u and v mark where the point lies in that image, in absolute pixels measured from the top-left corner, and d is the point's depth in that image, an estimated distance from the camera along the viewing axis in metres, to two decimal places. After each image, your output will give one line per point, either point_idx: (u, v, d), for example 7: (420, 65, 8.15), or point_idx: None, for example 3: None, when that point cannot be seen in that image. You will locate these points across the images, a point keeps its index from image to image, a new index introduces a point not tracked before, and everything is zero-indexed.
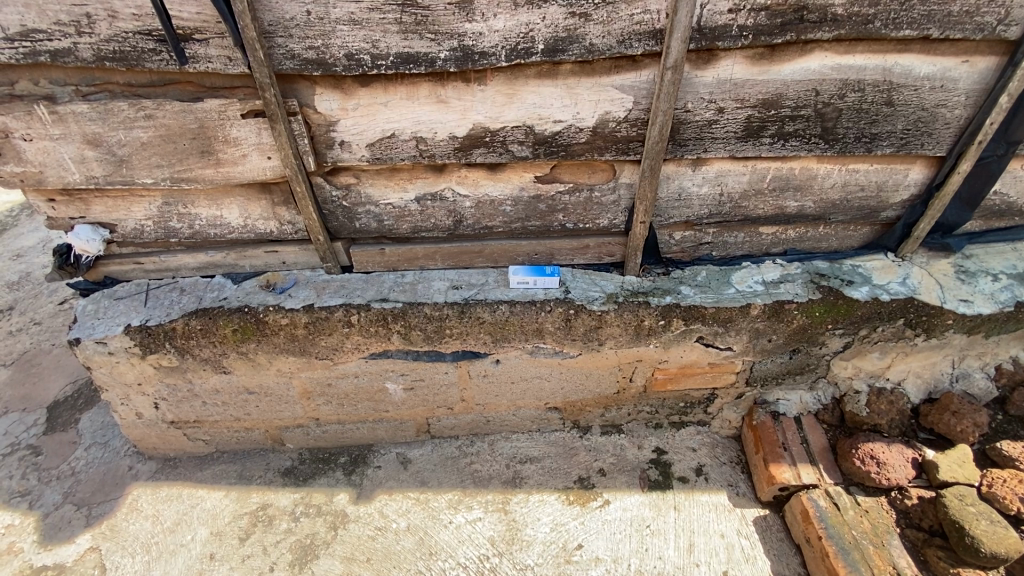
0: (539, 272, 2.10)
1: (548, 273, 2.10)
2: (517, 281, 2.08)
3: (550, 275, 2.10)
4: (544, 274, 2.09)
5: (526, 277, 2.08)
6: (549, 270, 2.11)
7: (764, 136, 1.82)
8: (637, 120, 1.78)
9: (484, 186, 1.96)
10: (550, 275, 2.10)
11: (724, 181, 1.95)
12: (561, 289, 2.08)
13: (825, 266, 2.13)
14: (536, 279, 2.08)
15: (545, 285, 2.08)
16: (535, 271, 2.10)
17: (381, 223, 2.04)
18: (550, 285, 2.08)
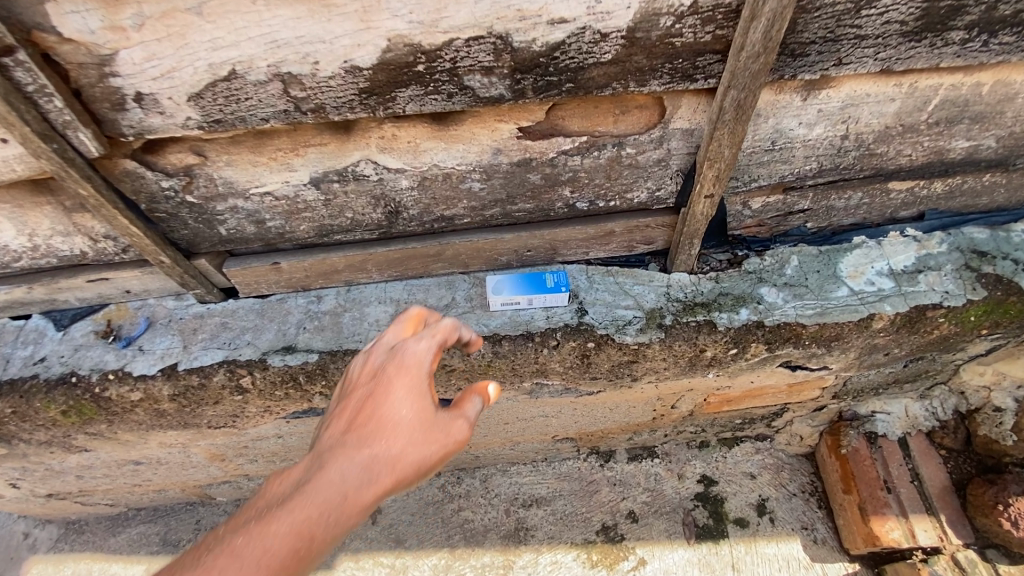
0: (531, 285, 1.30)
1: (552, 286, 1.29)
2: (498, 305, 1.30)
3: (557, 287, 1.29)
4: (542, 288, 1.29)
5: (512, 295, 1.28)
6: (557, 280, 1.31)
7: (956, 27, 0.94)
8: (719, 9, 0.88)
9: (428, 151, 1.09)
10: (554, 287, 1.29)
11: (855, 115, 1.09)
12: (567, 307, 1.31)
13: (986, 237, 1.34)
14: (528, 296, 1.29)
15: (545, 303, 1.30)
16: (526, 282, 1.30)
17: (262, 224, 1.20)
18: (552, 301, 1.30)
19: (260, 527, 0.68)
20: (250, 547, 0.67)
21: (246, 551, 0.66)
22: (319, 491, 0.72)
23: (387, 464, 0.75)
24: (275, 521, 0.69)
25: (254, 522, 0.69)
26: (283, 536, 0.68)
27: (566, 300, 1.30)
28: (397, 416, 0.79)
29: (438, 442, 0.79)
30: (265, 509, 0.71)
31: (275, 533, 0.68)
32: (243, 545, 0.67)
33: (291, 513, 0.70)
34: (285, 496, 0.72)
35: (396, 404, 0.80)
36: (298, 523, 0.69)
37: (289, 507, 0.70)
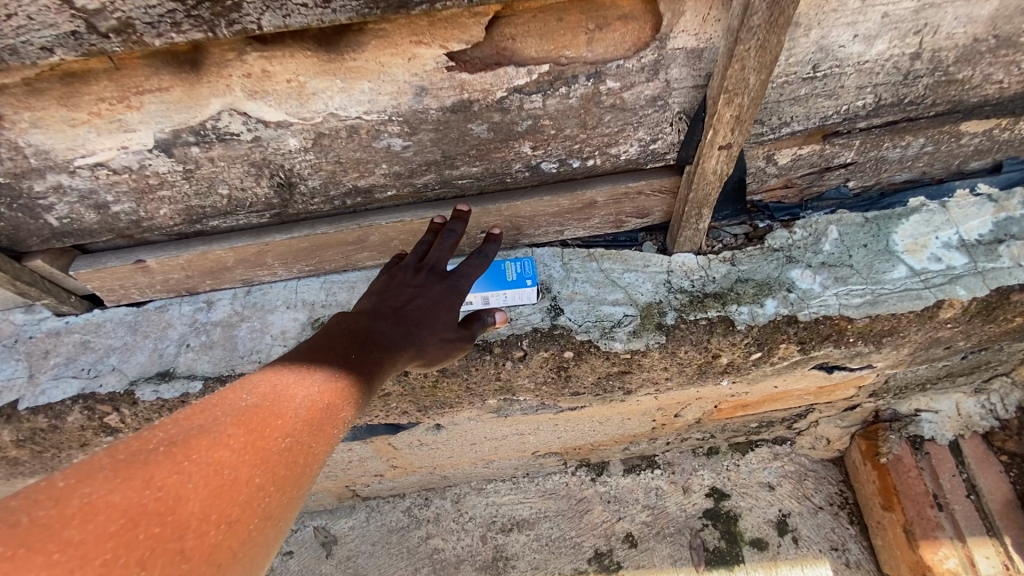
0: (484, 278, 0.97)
1: (516, 280, 0.97)
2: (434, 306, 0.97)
3: (522, 281, 0.97)
4: (500, 284, 0.97)
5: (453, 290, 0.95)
6: (522, 271, 0.99)
7: None
8: None
9: (320, 95, 0.75)
10: (518, 282, 0.97)
11: (933, 23, 0.76)
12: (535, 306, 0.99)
13: None
14: (481, 293, 0.97)
15: (506, 302, 0.98)
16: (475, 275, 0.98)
17: (105, 209, 0.87)
18: (516, 300, 0.98)
19: (258, 404, 0.52)
20: (251, 422, 0.50)
21: (251, 425, 0.49)
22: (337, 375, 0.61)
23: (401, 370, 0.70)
24: (281, 400, 0.54)
25: (242, 400, 0.52)
26: (297, 417, 0.53)
27: (535, 298, 0.98)
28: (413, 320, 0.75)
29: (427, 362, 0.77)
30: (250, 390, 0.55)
31: (284, 408, 0.53)
32: (239, 420, 0.49)
33: (302, 392, 0.56)
34: (281, 380, 0.57)
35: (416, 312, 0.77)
36: (312, 406, 0.55)
37: (297, 389, 0.56)
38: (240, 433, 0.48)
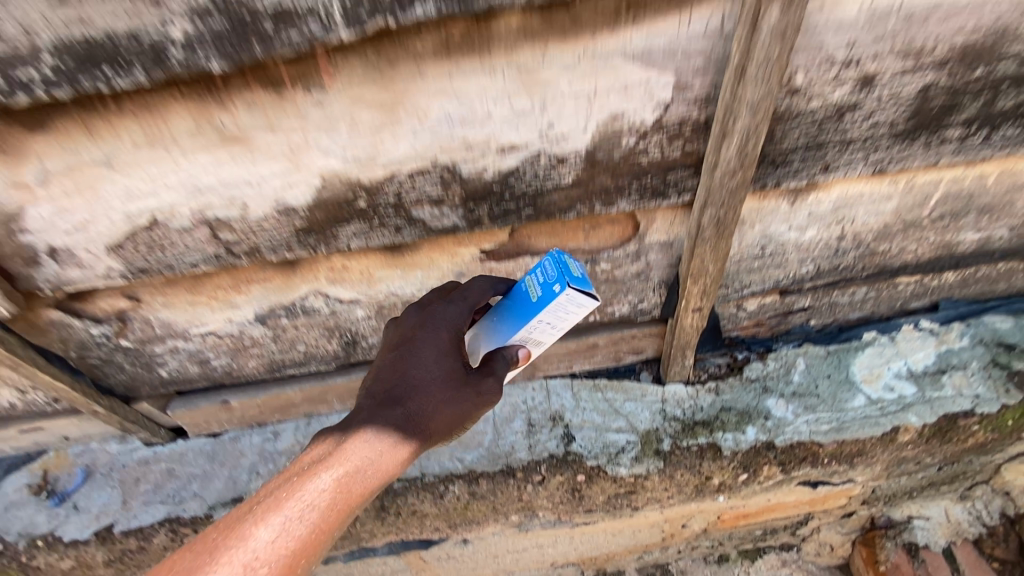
0: (518, 315, 0.79)
1: (545, 301, 0.76)
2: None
3: (550, 279, 0.76)
4: (534, 308, 0.77)
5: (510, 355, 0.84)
6: (548, 278, 0.76)
7: (948, 127, 0.85)
8: (684, 125, 0.80)
9: (383, 281, 1.00)
10: (551, 294, 0.75)
11: (848, 216, 0.99)
12: (590, 297, 0.75)
13: (1008, 327, 1.20)
14: (524, 334, 0.81)
15: (558, 315, 0.78)
16: (508, 317, 0.81)
17: (206, 363, 1.09)
18: (568, 308, 0.77)
19: (319, 505, 0.62)
20: (317, 523, 0.61)
21: (318, 525, 0.61)
22: (385, 464, 0.68)
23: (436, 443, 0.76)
24: (334, 498, 0.64)
25: (302, 493, 0.62)
26: (347, 506, 0.64)
27: (585, 297, 0.75)
28: (450, 409, 0.74)
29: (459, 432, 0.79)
30: (307, 479, 0.63)
31: (340, 499, 0.64)
32: (305, 522, 0.61)
33: (355, 482, 0.66)
34: (334, 470, 0.65)
35: (444, 399, 0.73)
36: (363, 495, 0.66)
37: (348, 479, 0.66)
38: (303, 540, 0.60)
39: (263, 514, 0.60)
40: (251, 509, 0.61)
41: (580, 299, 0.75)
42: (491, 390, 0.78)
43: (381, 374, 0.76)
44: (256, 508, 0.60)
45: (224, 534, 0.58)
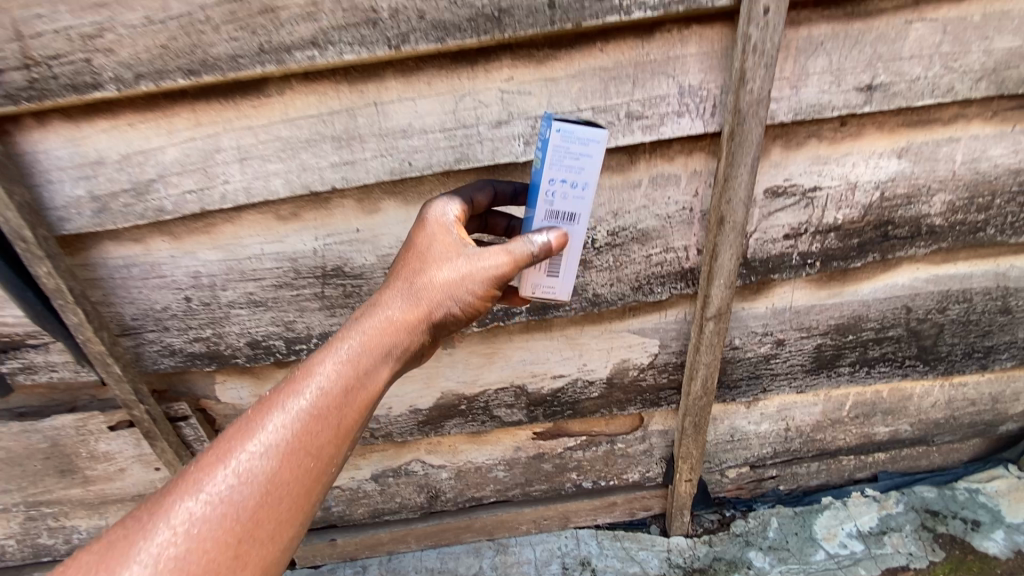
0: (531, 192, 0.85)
1: (546, 152, 0.78)
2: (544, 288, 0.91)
3: (561, 148, 0.78)
4: (541, 169, 0.80)
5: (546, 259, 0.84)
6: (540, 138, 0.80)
7: (842, 365, 1.32)
8: (667, 364, 1.28)
9: (465, 452, 1.43)
10: (546, 143, 0.79)
11: (790, 415, 1.42)
12: (592, 129, 0.77)
13: (934, 497, 1.56)
14: (551, 208, 0.82)
15: (568, 167, 0.79)
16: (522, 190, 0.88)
17: (327, 508, 1.48)
18: (572, 147, 0.78)
19: (289, 440, 0.66)
20: (295, 458, 0.66)
21: (293, 466, 0.66)
22: (377, 377, 0.74)
23: (442, 322, 0.80)
24: (322, 412, 0.69)
25: (288, 408, 0.68)
26: (326, 439, 0.68)
27: (588, 128, 0.77)
28: (448, 290, 0.78)
29: (480, 294, 0.80)
30: (284, 407, 0.68)
31: (318, 438, 0.68)
32: (277, 455, 0.66)
33: (333, 416, 0.69)
34: (315, 395, 0.69)
35: (446, 290, 0.78)
36: (345, 430, 0.70)
37: (325, 409, 0.69)
38: (276, 469, 0.65)
39: (246, 436, 0.66)
40: (245, 420, 0.67)
41: (580, 132, 0.77)
42: (496, 255, 0.80)
43: (395, 291, 0.78)
44: (241, 431, 0.67)
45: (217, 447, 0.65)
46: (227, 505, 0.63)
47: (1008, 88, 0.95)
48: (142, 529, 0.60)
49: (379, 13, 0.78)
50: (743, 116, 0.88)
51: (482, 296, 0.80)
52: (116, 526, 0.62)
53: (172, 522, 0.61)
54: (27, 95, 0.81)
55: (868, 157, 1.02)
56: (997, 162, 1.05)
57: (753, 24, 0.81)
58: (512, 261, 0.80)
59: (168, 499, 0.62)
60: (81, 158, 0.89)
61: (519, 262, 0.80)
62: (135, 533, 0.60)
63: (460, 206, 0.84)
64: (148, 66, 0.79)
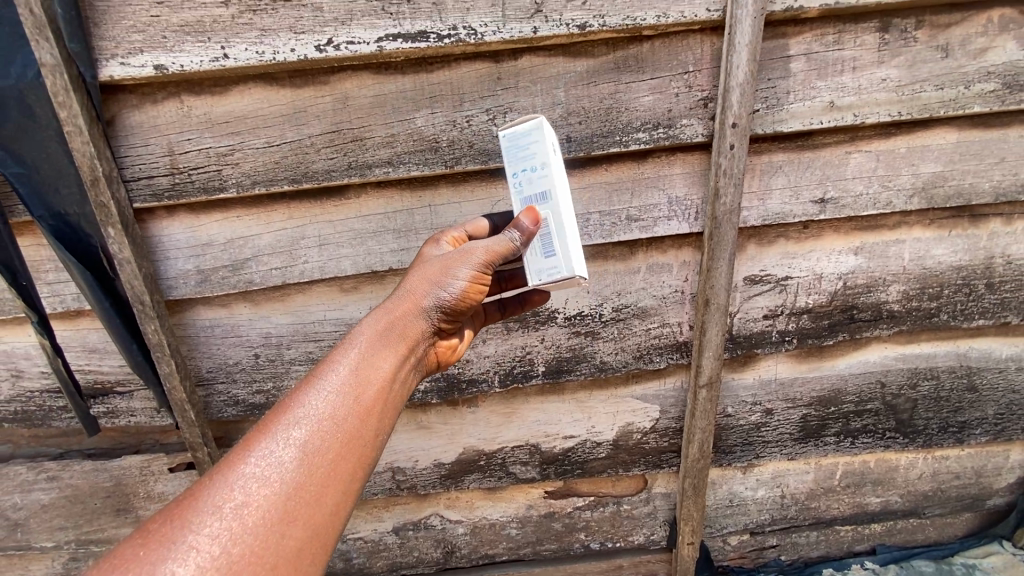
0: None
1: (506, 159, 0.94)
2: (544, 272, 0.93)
3: (512, 148, 0.93)
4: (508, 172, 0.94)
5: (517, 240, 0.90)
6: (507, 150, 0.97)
7: (827, 435, 1.45)
8: (668, 428, 1.43)
9: (481, 507, 1.54)
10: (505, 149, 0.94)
11: (784, 482, 1.53)
12: (528, 120, 0.91)
13: (931, 569, 1.58)
14: (523, 198, 0.93)
15: (520, 158, 0.92)
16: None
17: (348, 560, 1.57)
18: (520, 142, 0.92)
19: (301, 433, 0.67)
20: (311, 449, 0.66)
21: (313, 457, 0.66)
22: (381, 361, 0.76)
23: (439, 311, 0.86)
24: (331, 399, 0.70)
25: (309, 393, 0.70)
26: (339, 425, 0.69)
27: (523, 124, 0.92)
28: (438, 282, 0.86)
29: (472, 281, 0.87)
30: (288, 404, 0.69)
31: (331, 425, 0.68)
32: (290, 450, 0.65)
33: (343, 400, 0.70)
34: (318, 385, 0.71)
35: (436, 283, 0.86)
36: (361, 415, 0.71)
37: (333, 395, 0.70)
38: (293, 464, 0.65)
39: (254, 440, 0.66)
40: (270, 416, 0.68)
41: (518, 130, 0.92)
42: (481, 246, 0.89)
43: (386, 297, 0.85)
44: (249, 438, 0.66)
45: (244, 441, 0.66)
46: (251, 505, 0.62)
47: (938, 202, 1.18)
48: (160, 548, 0.57)
49: (440, 142, 1.06)
50: (720, 221, 1.12)
51: (476, 279, 0.88)
52: (121, 552, 0.57)
53: (195, 535, 0.59)
54: (167, 194, 1.06)
55: (829, 254, 1.23)
56: (941, 260, 1.25)
57: (723, 155, 1.07)
58: (495, 249, 0.89)
59: (180, 516, 0.60)
60: (194, 240, 1.13)
61: (506, 251, 0.89)
62: (152, 553, 0.57)
63: (451, 240, 0.94)
64: (264, 176, 1.06)
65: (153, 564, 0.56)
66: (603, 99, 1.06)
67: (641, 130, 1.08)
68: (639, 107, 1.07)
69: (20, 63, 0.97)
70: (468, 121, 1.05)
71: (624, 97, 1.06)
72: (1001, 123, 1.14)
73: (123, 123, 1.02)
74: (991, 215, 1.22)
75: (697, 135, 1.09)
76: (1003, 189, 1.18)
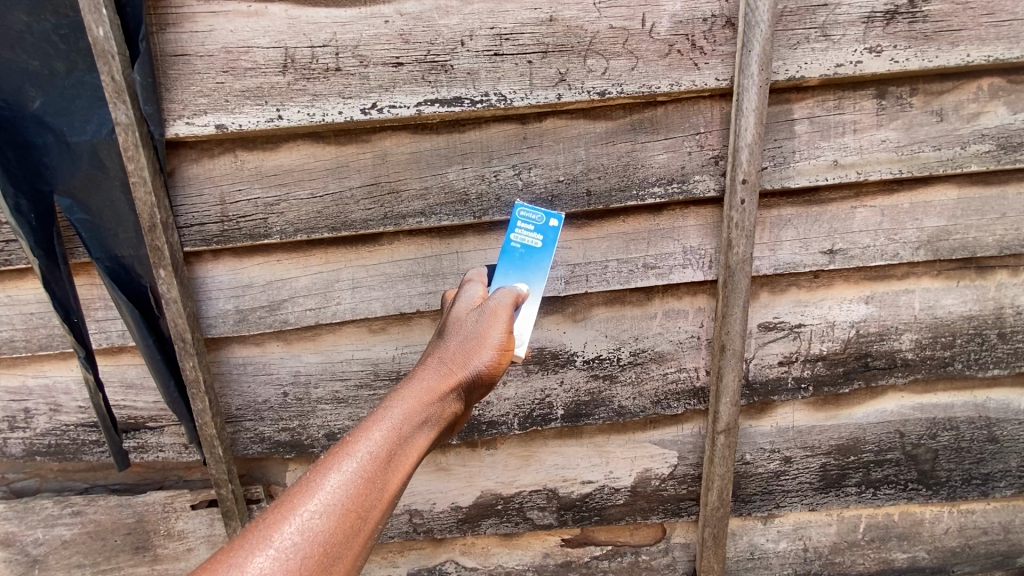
0: (525, 256, 1.06)
1: (543, 238, 1.07)
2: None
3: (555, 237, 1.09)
4: (545, 249, 1.07)
5: (521, 304, 1.01)
6: (538, 223, 1.08)
7: (848, 485, 1.43)
8: (686, 475, 1.43)
9: (496, 554, 1.52)
10: (550, 229, 1.08)
11: (806, 534, 1.49)
12: None
13: None
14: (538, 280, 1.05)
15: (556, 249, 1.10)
16: (506, 259, 1.06)
17: None
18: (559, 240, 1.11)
19: (321, 524, 0.66)
20: (328, 541, 0.66)
21: (327, 551, 0.65)
22: (406, 448, 0.75)
23: (466, 392, 0.86)
24: (353, 488, 0.69)
25: (329, 478, 0.69)
26: (357, 517, 0.68)
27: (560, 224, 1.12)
28: (468, 361, 0.87)
29: (499, 360, 0.89)
30: (311, 490, 0.68)
31: (351, 518, 0.68)
32: (306, 542, 0.65)
33: (365, 490, 0.70)
34: (343, 470, 0.70)
35: (468, 362, 0.87)
36: (380, 507, 0.70)
37: (357, 484, 0.70)
38: (307, 558, 0.64)
39: (270, 525, 0.65)
40: (289, 499, 0.67)
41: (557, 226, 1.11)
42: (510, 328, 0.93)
43: (416, 371, 0.85)
44: (265, 522, 0.66)
45: (261, 524, 0.65)
46: None
47: (944, 254, 1.23)
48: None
49: (469, 195, 1.14)
50: (733, 270, 1.17)
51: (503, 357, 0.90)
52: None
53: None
54: (215, 240, 1.15)
55: (840, 302, 1.27)
56: (951, 309, 1.28)
57: (735, 209, 1.14)
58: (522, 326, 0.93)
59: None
60: (236, 281, 1.20)
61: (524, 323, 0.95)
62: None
63: (481, 287, 1.02)
64: (306, 224, 1.14)
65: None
66: (621, 156, 1.14)
67: (657, 185, 1.16)
68: (654, 164, 1.15)
69: (96, 122, 1.08)
70: (496, 176, 1.14)
71: (640, 155, 1.14)
72: (999, 181, 1.20)
73: (182, 175, 1.12)
74: (997, 267, 1.26)
75: (709, 190, 1.17)
76: (1007, 242, 1.23)
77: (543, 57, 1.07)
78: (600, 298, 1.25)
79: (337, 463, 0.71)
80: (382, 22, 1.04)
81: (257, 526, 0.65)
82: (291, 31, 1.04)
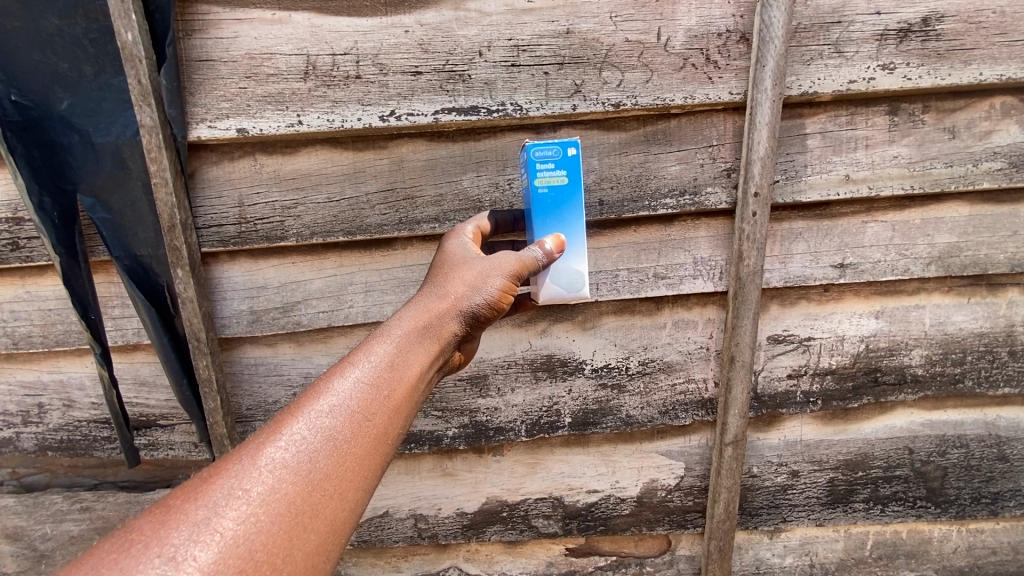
0: (559, 204, 0.99)
1: (566, 171, 0.98)
2: (566, 285, 1.02)
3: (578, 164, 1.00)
4: (573, 186, 0.99)
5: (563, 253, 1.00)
6: (557, 158, 0.97)
7: (856, 501, 1.42)
8: (692, 486, 1.42)
9: (499, 562, 1.51)
10: (570, 160, 0.98)
11: (812, 549, 1.48)
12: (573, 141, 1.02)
13: None
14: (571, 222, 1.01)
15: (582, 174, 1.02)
16: (543, 213, 0.99)
17: None
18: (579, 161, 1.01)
19: (330, 423, 0.68)
20: (338, 439, 0.68)
21: (338, 448, 0.67)
22: (410, 362, 0.78)
23: (468, 316, 0.88)
24: (361, 393, 0.72)
25: (337, 383, 0.72)
26: (366, 420, 0.70)
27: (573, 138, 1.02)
28: (471, 288, 0.89)
29: (503, 290, 0.91)
30: (319, 394, 0.71)
31: (361, 420, 0.70)
32: (318, 439, 0.67)
33: (373, 395, 0.72)
34: (350, 377, 0.72)
35: (467, 287, 0.89)
36: (388, 413, 0.72)
37: (363, 389, 0.72)
38: (320, 453, 0.67)
39: (282, 423, 0.68)
40: (300, 402, 0.70)
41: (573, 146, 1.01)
42: (508, 259, 0.93)
43: (419, 297, 0.88)
44: (278, 421, 0.68)
45: (275, 422, 0.68)
46: (276, 491, 0.63)
47: (955, 270, 1.23)
48: (183, 525, 0.59)
49: (483, 202, 1.16)
50: (743, 282, 1.18)
51: (507, 288, 0.92)
52: (140, 526, 0.58)
53: (219, 517, 0.60)
54: (232, 241, 1.17)
55: (850, 317, 1.27)
56: (962, 326, 1.28)
57: (746, 221, 1.15)
58: (526, 263, 0.94)
59: (206, 492, 0.61)
60: (250, 283, 1.21)
61: (533, 265, 0.95)
62: (174, 530, 0.58)
63: (472, 235, 1.02)
64: (322, 227, 1.16)
65: (178, 542, 0.57)
66: (633, 167, 1.16)
67: (669, 196, 1.17)
68: (666, 175, 1.16)
69: (121, 123, 1.10)
70: (510, 184, 1.16)
71: (653, 166, 1.16)
72: (1010, 200, 1.21)
73: (202, 177, 1.14)
74: (1008, 284, 1.26)
75: (721, 202, 1.18)
76: (1019, 260, 1.23)
77: (559, 69, 1.09)
78: (609, 307, 1.26)
79: (344, 369, 0.73)
80: (402, 32, 1.07)
81: (270, 423, 0.68)
82: (313, 39, 1.07)
